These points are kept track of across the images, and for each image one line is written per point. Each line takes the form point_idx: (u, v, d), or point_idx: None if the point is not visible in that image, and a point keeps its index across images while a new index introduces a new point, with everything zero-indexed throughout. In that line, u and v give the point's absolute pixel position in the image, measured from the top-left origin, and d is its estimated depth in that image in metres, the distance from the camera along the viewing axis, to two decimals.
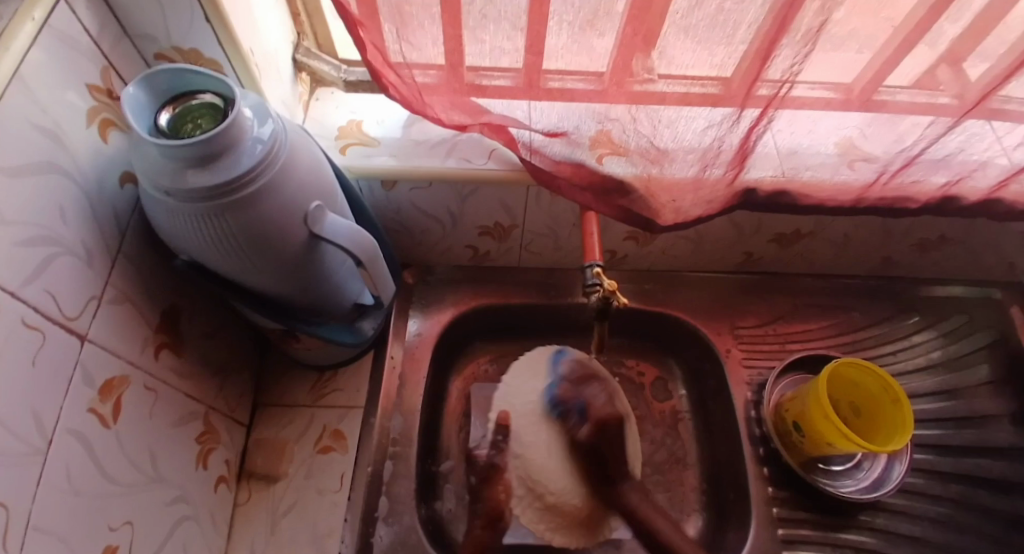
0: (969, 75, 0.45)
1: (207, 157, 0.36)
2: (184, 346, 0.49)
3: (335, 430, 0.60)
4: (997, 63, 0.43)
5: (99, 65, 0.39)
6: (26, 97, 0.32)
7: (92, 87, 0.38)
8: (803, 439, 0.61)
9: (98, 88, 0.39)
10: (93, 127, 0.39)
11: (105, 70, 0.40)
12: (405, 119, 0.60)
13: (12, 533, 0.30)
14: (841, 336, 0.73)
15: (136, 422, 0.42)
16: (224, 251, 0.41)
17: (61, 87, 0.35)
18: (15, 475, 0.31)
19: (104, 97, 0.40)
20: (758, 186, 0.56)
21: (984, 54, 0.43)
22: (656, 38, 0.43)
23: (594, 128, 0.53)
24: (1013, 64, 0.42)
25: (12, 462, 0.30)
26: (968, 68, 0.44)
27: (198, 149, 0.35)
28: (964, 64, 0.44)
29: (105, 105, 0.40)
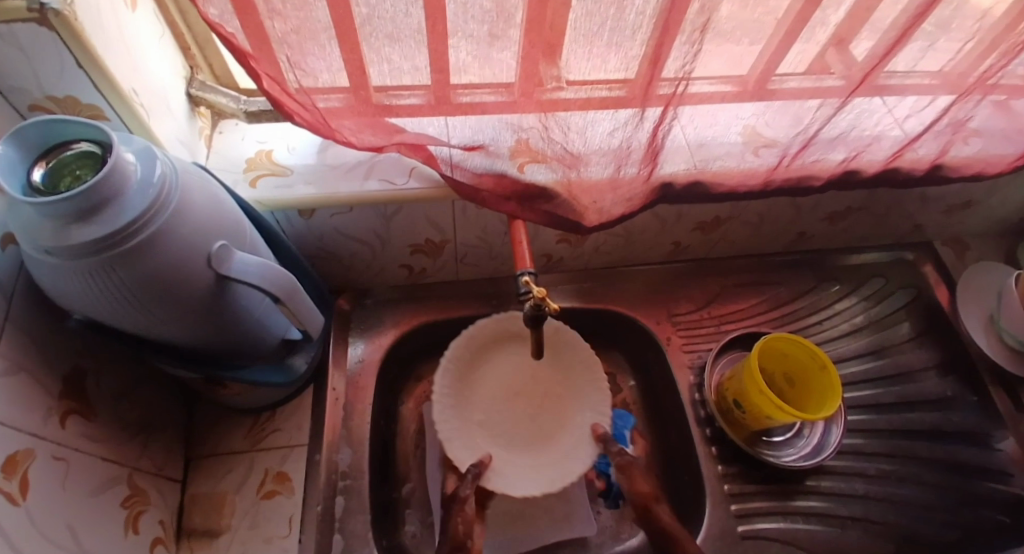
0: (856, 55, 0.48)
1: (84, 210, 0.34)
2: (94, 409, 0.46)
3: (278, 473, 0.58)
4: (879, 42, 0.46)
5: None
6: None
7: None
8: (745, 415, 0.63)
9: None
10: None
11: None
12: (318, 145, 0.59)
13: None
14: (771, 312, 0.76)
15: (49, 496, 0.39)
16: (120, 306, 0.38)
17: None
18: None
19: None
20: (673, 180, 0.58)
21: (863, 36, 0.46)
22: (558, 48, 0.44)
23: (510, 139, 0.53)
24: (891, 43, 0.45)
25: None
26: (854, 48, 0.47)
27: (72, 203, 0.33)
28: (850, 46, 0.47)
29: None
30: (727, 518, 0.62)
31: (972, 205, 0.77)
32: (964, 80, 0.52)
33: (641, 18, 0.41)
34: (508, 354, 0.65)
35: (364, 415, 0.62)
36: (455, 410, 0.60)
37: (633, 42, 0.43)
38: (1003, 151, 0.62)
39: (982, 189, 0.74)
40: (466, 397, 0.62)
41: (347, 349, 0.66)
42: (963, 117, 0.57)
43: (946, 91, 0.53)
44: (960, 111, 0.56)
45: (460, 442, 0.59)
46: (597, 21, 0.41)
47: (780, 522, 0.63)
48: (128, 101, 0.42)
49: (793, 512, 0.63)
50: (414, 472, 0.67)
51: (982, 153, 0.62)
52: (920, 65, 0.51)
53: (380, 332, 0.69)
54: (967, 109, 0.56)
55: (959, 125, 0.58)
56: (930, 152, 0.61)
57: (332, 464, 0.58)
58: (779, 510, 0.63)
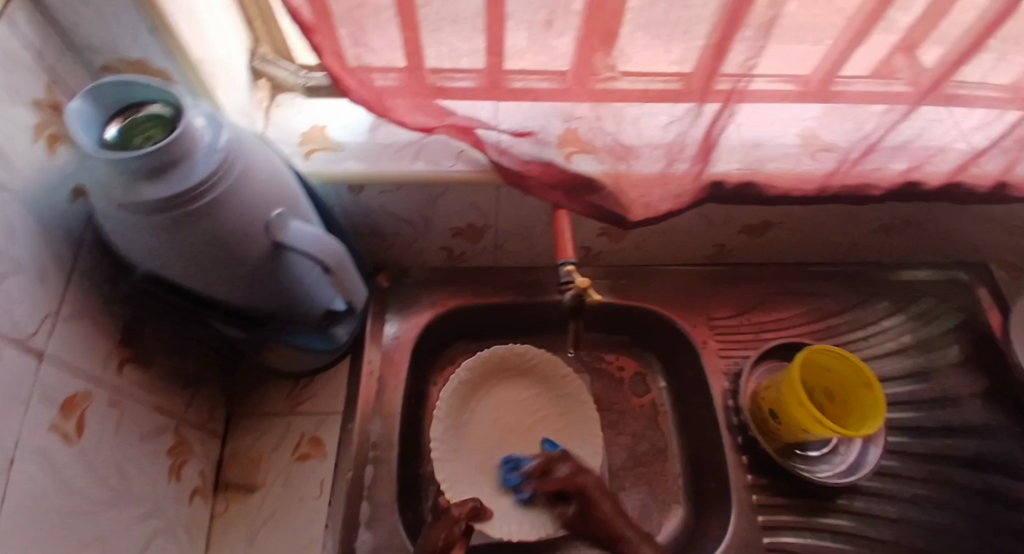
0: (924, 61, 0.46)
1: (156, 170, 0.35)
2: (148, 360, 0.49)
3: (313, 438, 0.60)
4: (949, 50, 0.44)
5: (44, 81, 0.39)
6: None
7: (39, 101, 0.38)
8: (779, 426, 0.62)
9: (45, 102, 0.39)
10: (40, 143, 0.38)
11: (49, 85, 0.39)
12: (370, 122, 0.59)
13: None
14: (814, 324, 0.74)
15: (102, 439, 0.42)
16: (182, 264, 0.40)
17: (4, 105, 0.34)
18: None
19: (49, 110, 0.39)
20: (725, 178, 0.56)
21: (936, 40, 0.44)
22: (614, 38, 0.44)
23: (560, 126, 0.54)
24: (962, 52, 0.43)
25: None
26: (922, 53, 0.45)
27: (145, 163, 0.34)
28: (919, 51, 0.45)
29: (52, 119, 0.39)
30: (752, 528, 0.60)
31: None
32: None
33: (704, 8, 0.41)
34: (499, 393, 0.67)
35: (395, 391, 0.63)
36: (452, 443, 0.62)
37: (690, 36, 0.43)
38: None
39: None
40: (460, 434, 0.63)
41: (383, 325, 0.68)
42: None
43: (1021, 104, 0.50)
44: None
45: (448, 465, 0.60)
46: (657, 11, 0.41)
47: (808, 538, 0.61)
48: (195, 67, 0.44)
49: (822, 530, 0.62)
50: None
51: None
52: (996, 75, 0.48)
53: (417, 311, 0.70)
54: None
55: None
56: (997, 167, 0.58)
57: (363, 434, 0.60)
58: (807, 525, 0.62)
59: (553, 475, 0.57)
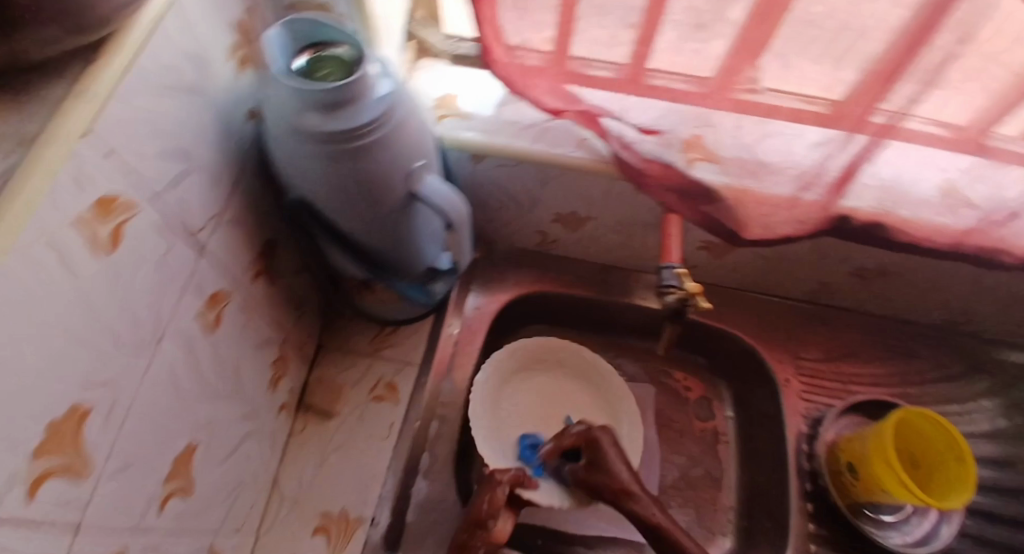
0: None
1: (336, 102, 0.39)
2: (273, 277, 0.53)
3: (390, 383, 0.63)
4: None
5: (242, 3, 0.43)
6: (181, 22, 0.35)
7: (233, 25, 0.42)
8: (856, 482, 0.59)
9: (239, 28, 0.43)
10: (231, 61, 0.42)
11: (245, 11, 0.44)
12: (500, 98, 0.62)
13: (117, 410, 0.33)
14: (909, 387, 0.69)
15: (229, 335, 0.46)
16: (329, 193, 0.44)
17: (204, 20, 0.38)
18: (128, 363, 0.33)
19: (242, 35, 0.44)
20: (853, 214, 0.53)
21: None
22: (762, 49, 0.45)
23: (686, 131, 0.55)
24: None
25: (131, 349, 0.33)
26: None
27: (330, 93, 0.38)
28: None
29: (242, 42, 0.44)
30: None
31: None
32: None
33: (869, 37, 0.41)
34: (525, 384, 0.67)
35: (468, 356, 0.67)
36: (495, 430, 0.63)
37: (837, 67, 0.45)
38: None
39: None
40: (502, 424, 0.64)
41: (466, 296, 0.71)
42: None
43: None
44: None
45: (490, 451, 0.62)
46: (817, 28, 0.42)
47: None
48: None
49: None
50: None
51: None
52: None
53: (499, 289, 0.72)
54: None
55: None
56: None
57: (435, 390, 0.63)
58: None
59: (567, 436, 0.56)
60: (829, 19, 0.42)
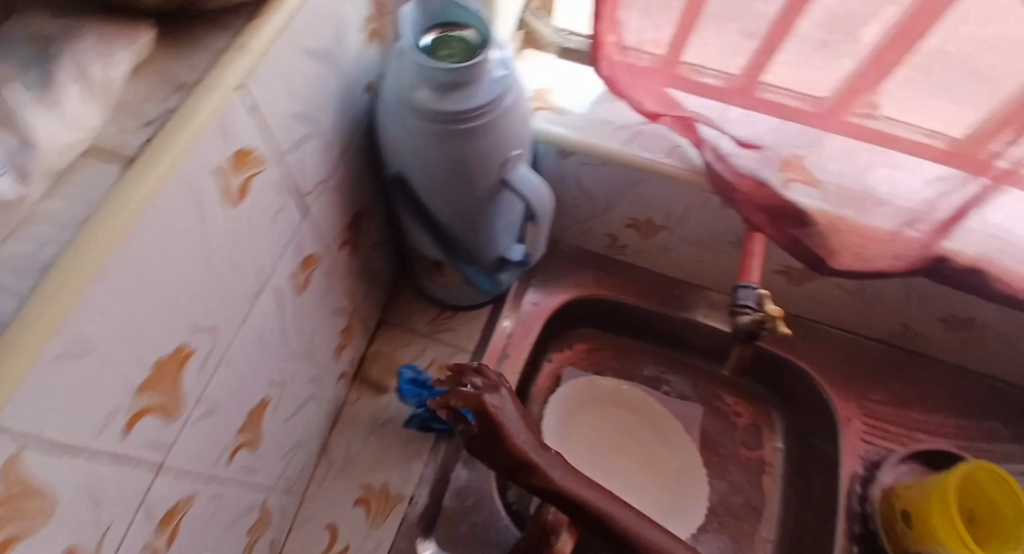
0: None
1: (456, 82, 0.38)
2: (359, 248, 0.53)
3: (442, 366, 0.64)
4: None
5: None
6: None
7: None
8: (909, 531, 0.56)
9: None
10: (365, 32, 0.43)
11: None
12: (598, 97, 0.60)
13: (215, 353, 0.34)
14: (987, 449, 0.64)
15: (314, 299, 0.47)
16: (429, 171, 0.44)
17: None
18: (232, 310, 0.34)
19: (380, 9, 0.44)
20: (956, 256, 0.50)
21: None
22: (889, 72, 0.43)
23: (788, 149, 0.53)
24: None
25: (236, 301, 0.34)
26: None
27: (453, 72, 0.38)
28: None
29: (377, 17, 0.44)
30: None
31: None
32: None
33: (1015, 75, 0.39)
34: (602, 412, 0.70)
35: (522, 352, 0.66)
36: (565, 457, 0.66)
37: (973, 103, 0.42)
38: None
39: None
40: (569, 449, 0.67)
41: (524, 291, 0.70)
42: None
43: None
44: None
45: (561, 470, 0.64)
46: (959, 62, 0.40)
47: None
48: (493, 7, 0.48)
49: None
50: None
51: None
52: None
53: (559, 288, 0.72)
54: None
55: None
56: None
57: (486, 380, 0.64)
58: None
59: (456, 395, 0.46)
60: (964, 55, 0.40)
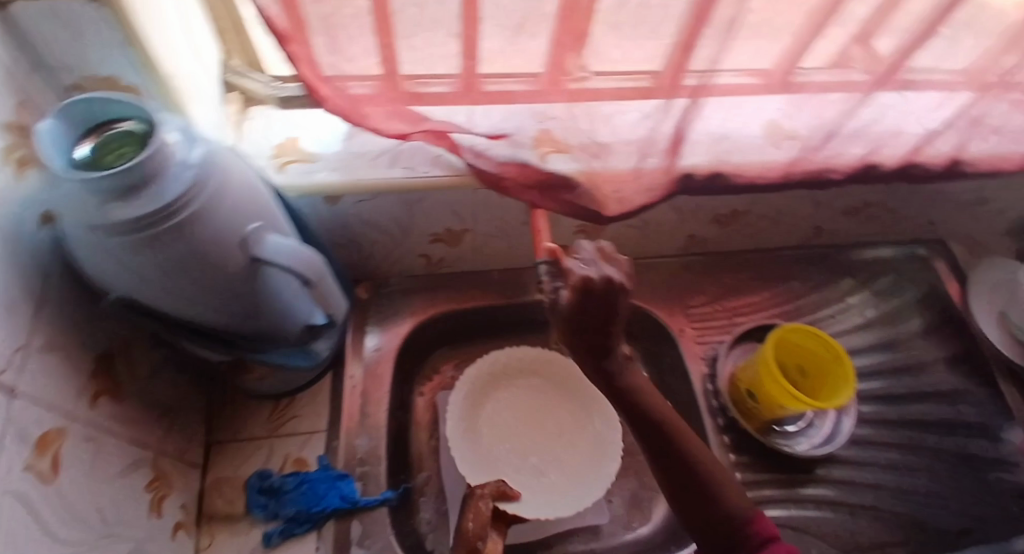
0: (878, 51, 0.50)
1: (129, 186, 0.34)
2: (123, 391, 0.47)
3: (297, 459, 0.59)
4: (900, 36, 0.49)
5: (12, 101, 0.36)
6: None
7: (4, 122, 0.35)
8: (757, 405, 0.65)
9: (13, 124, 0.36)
10: (7, 166, 0.35)
11: (18, 106, 0.36)
12: (344, 132, 0.57)
13: None
14: (784, 305, 0.77)
15: (79, 475, 0.40)
16: (158, 283, 0.39)
17: None
18: None
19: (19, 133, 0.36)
20: (695, 170, 0.57)
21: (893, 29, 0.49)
22: (587, 36, 0.44)
23: (534, 127, 0.53)
24: (916, 36, 0.47)
25: None
26: (876, 44, 0.50)
27: (117, 178, 0.33)
28: (872, 41, 0.50)
29: (20, 142, 0.36)
30: None
31: (985, 202, 0.77)
32: (981, 77, 0.55)
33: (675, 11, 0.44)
34: (508, 389, 0.71)
35: (380, 403, 0.64)
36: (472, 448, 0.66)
37: (657, 35, 0.47)
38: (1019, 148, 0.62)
39: (994, 186, 0.74)
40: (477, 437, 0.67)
41: (363, 338, 0.67)
42: (981, 113, 0.58)
43: (964, 88, 0.56)
44: (976, 107, 0.57)
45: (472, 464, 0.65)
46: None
47: (792, 509, 0.64)
48: (166, 81, 0.41)
49: (804, 501, 0.65)
50: (429, 460, 0.68)
51: (997, 151, 0.62)
52: (938, 63, 0.54)
53: (397, 322, 0.69)
54: (983, 105, 0.57)
55: (978, 121, 0.58)
56: (947, 148, 0.60)
57: (351, 449, 0.60)
58: (790, 498, 0.64)
59: None
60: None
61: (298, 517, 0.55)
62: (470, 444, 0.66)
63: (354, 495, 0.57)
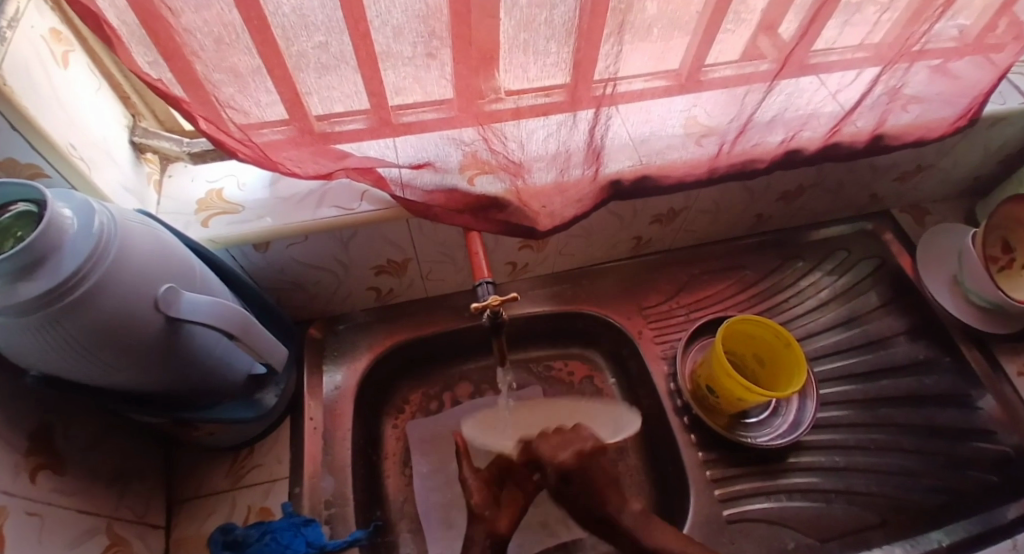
0: (782, 37, 0.49)
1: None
2: (65, 463, 0.47)
3: (262, 509, 0.58)
4: (801, 20, 0.47)
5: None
6: None
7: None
8: (718, 400, 0.65)
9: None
10: None
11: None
12: (268, 178, 0.60)
13: None
14: (740, 296, 0.77)
15: (26, 551, 0.39)
16: (73, 357, 0.39)
17: None
18: None
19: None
20: (621, 177, 0.59)
21: (789, 17, 0.47)
22: (488, 63, 0.44)
23: (457, 154, 0.54)
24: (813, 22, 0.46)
25: None
26: (781, 31, 0.48)
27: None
28: (777, 30, 0.48)
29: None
30: (712, 504, 0.63)
31: (923, 168, 0.78)
32: (890, 50, 0.54)
33: (568, 21, 0.41)
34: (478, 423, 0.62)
35: (344, 441, 0.63)
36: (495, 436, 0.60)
37: (560, 48, 0.43)
38: (941, 115, 0.64)
39: (929, 153, 0.75)
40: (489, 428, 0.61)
41: (322, 377, 0.66)
42: (897, 85, 0.59)
43: (873, 63, 0.55)
44: (891, 79, 0.58)
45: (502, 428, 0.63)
46: (529, 31, 0.42)
47: (766, 502, 0.64)
48: (67, 157, 0.43)
49: (778, 491, 0.64)
50: (402, 492, 0.68)
51: (920, 118, 0.64)
52: (841, 41, 0.52)
53: (355, 357, 0.69)
54: (896, 78, 0.58)
55: (894, 93, 0.60)
56: (868, 123, 0.63)
57: (316, 492, 0.59)
58: (763, 489, 0.64)
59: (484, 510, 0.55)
60: (529, 21, 0.41)
61: None
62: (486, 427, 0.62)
63: (320, 540, 0.55)
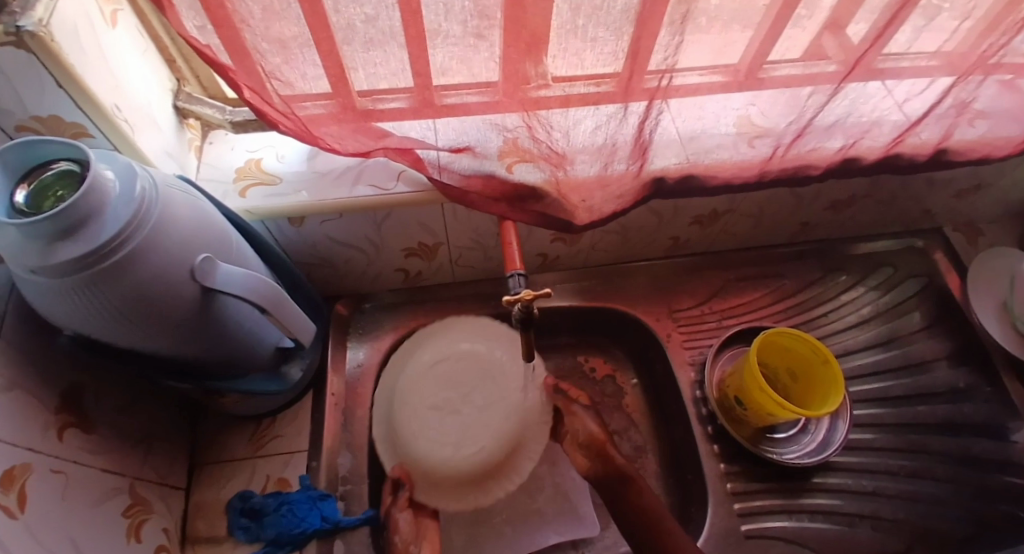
0: (851, 39, 0.45)
1: (35, 239, 0.34)
2: (93, 422, 0.48)
3: (279, 480, 0.59)
4: (873, 23, 0.44)
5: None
6: None
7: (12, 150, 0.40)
8: (747, 412, 0.62)
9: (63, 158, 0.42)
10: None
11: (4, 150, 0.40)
12: (306, 152, 0.59)
13: None
14: (776, 305, 0.75)
15: (49, 508, 0.40)
16: (110, 322, 0.39)
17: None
18: None
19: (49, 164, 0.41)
20: (665, 174, 0.57)
21: (862, 17, 0.44)
22: (537, 47, 0.42)
23: (498, 140, 0.52)
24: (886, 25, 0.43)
25: None
26: (850, 32, 0.45)
27: (22, 231, 0.34)
28: (846, 30, 0.45)
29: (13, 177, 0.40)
30: (730, 517, 0.61)
31: (982, 187, 0.73)
32: (967, 59, 0.50)
33: (626, 8, 0.39)
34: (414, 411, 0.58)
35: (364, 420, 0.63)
36: (442, 435, 0.57)
37: (615, 35, 0.41)
38: (1012, 131, 0.59)
39: (992, 171, 0.70)
40: (426, 438, 0.57)
41: (346, 353, 0.67)
42: (967, 97, 0.54)
43: (947, 72, 0.51)
44: (964, 92, 0.53)
45: (450, 432, 0.57)
46: (585, 15, 0.40)
47: (787, 520, 0.62)
48: (111, 118, 0.43)
49: (801, 510, 0.63)
50: None
51: (990, 134, 0.60)
52: (915, 46, 0.48)
53: (378, 337, 0.69)
54: (969, 90, 0.53)
55: (965, 106, 0.56)
56: (932, 136, 0.59)
57: (333, 468, 0.60)
58: (785, 507, 0.62)
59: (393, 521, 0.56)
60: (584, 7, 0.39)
61: (279, 539, 0.54)
62: (433, 427, 0.57)
63: (335, 516, 0.56)
